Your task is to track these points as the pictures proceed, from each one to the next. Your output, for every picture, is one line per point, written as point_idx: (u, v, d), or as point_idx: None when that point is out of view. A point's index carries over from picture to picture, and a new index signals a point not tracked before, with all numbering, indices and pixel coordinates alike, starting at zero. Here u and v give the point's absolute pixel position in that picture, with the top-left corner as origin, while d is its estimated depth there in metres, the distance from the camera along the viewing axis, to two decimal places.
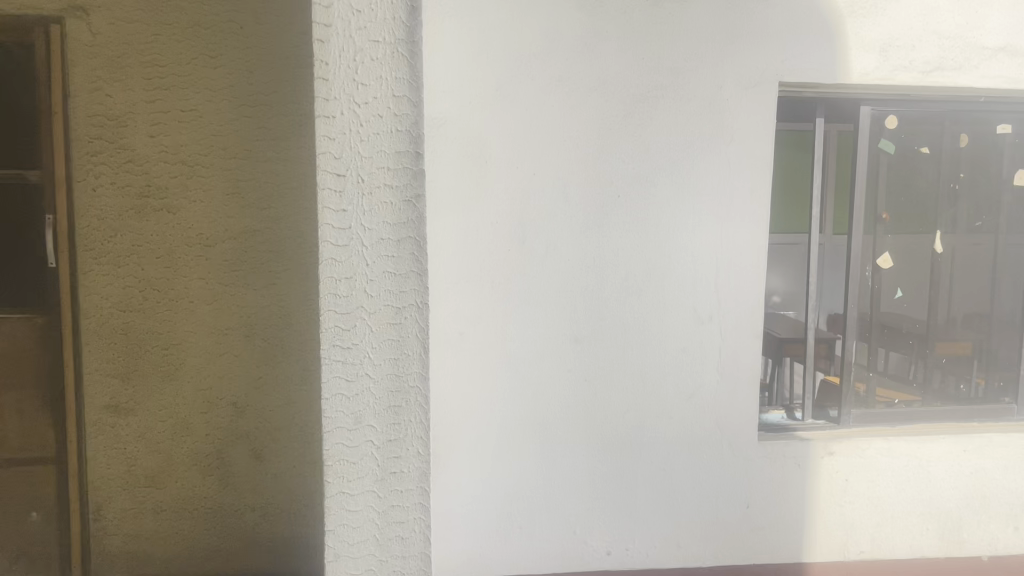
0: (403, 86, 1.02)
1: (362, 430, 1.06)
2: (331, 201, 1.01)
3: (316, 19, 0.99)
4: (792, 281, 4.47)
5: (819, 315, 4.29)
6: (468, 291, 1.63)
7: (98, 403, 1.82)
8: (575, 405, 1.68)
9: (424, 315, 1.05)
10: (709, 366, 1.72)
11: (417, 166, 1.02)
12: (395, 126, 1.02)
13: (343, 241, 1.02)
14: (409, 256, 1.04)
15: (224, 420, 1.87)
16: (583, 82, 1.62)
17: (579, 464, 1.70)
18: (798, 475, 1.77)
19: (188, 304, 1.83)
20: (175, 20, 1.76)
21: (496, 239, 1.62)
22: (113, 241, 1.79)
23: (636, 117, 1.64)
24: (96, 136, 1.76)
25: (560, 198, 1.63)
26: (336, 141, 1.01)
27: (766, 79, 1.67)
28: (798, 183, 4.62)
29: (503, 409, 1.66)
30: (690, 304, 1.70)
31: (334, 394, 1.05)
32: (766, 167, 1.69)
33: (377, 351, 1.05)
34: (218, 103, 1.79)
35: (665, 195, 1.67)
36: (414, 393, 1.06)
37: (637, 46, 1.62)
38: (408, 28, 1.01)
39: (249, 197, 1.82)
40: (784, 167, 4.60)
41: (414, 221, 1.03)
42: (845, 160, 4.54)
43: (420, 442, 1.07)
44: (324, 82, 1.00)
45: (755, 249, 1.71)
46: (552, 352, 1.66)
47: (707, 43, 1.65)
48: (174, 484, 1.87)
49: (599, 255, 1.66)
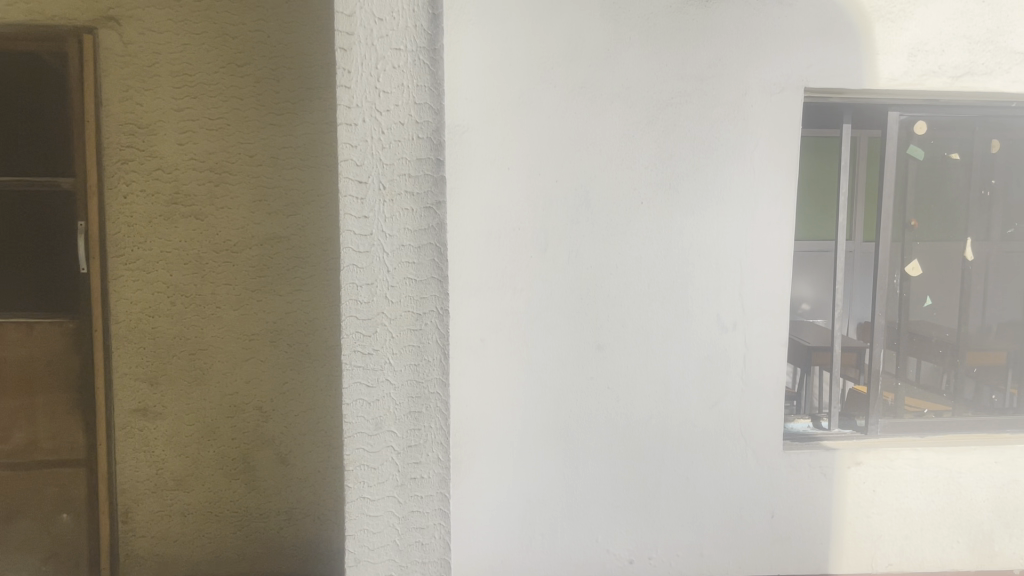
0: (425, 94, 1.02)
1: (382, 436, 1.07)
2: (353, 208, 1.02)
3: (338, 27, 1.00)
4: (822, 287, 4.42)
5: (850, 322, 4.23)
6: (490, 297, 1.62)
7: (128, 407, 1.85)
8: (598, 412, 1.67)
9: (445, 321, 1.06)
10: (733, 374, 1.71)
11: (438, 173, 1.03)
12: (416, 133, 1.02)
13: (364, 247, 1.03)
14: (430, 262, 1.04)
15: (250, 424, 1.89)
16: (606, 88, 1.61)
17: (602, 472, 1.69)
18: (824, 484, 1.75)
19: (216, 309, 1.86)
20: (205, 29, 1.79)
21: (518, 246, 1.62)
22: (143, 247, 1.82)
23: (660, 123, 1.63)
24: (126, 143, 1.79)
25: (583, 205, 1.63)
26: (357, 148, 1.02)
27: (792, 85, 1.65)
28: (828, 188, 4.57)
29: (525, 417, 1.66)
30: (715, 311, 1.69)
31: (355, 400, 1.06)
32: (791, 173, 1.68)
33: (397, 357, 1.06)
34: (246, 111, 1.82)
35: (690, 201, 1.66)
36: (434, 399, 1.07)
37: (660, 52, 1.62)
38: (429, 36, 1.02)
39: (276, 204, 1.84)
40: (813, 172, 4.55)
41: (435, 227, 1.04)
42: (876, 166, 4.48)
43: (440, 448, 1.08)
44: (346, 89, 1.01)
45: (781, 257, 1.69)
46: (574, 360, 1.66)
47: (730, 49, 1.64)
48: (201, 487, 1.89)
49: (623, 262, 1.65)
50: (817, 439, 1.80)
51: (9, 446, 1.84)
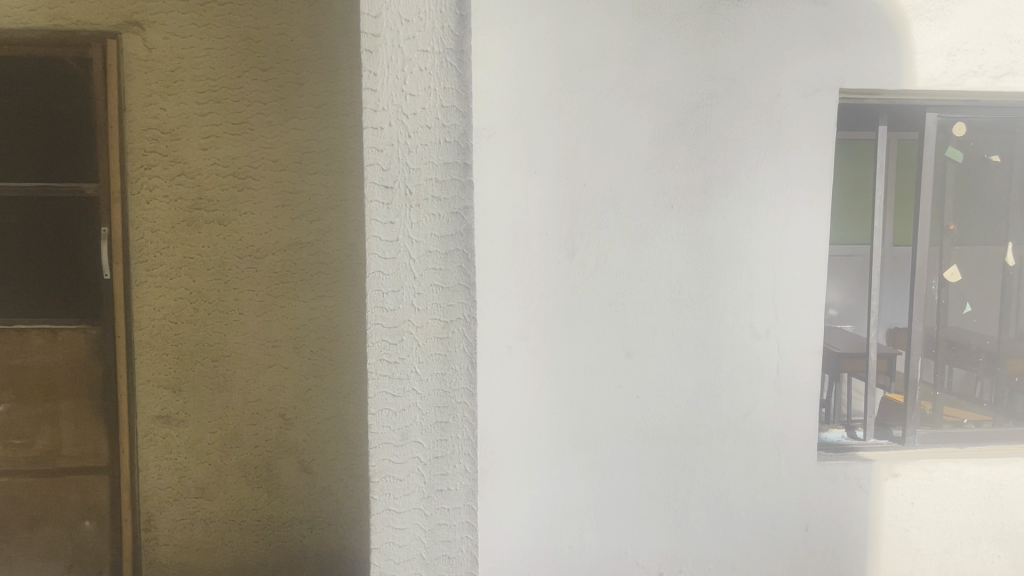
0: (452, 96, 0.99)
1: (408, 446, 1.04)
2: (379, 213, 1.00)
3: (364, 29, 0.98)
4: (851, 292, 4.36)
5: (880, 328, 4.16)
6: (516, 304, 1.59)
7: (151, 413, 1.84)
8: (627, 422, 1.64)
9: (472, 329, 1.03)
10: (765, 383, 1.66)
11: (466, 178, 1.00)
12: (443, 136, 0.99)
13: (390, 253, 1.00)
14: (457, 269, 1.01)
15: (273, 431, 1.87)
16: (636, 90, 1.58)
17: (631, 483, 1.65)
18: (860, 496, 1.70)
19: (239, 315, 1.84)
20: (228, 33, 1.78)
21: (545, 251, 1.58)
22: (167, 252, 1.80)
23: (691, 125, 1.60)
24: (150, 149, 1.78)
25: (611, 210, 1.59)
26: (384, 152, 0.99)
27: (826, 86, 1.61)
28: (858, 192, 4.50)
29: (553, 426, 1.62)
30: (746, 318, 1.65)
31: (381, 410, 1.03)
32: (824, 177, 1.64)
33: (424, 366, 1.03)
34: (269, 116, 1.80)
35: (720, 205, 1.62)
36: (461, 409, 1.04)
37: (691, 54, 1.58)
38: (456, 36, 0.99)
39: (299, 209, 1.82)
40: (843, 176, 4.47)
41: (463, 233, 1.01)
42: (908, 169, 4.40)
43: (467, 459, 1.05)
44: (372, 92, 0.98)
45: (814, 262, 1.65)
46: (602, 368, 1.62)
47: (763, 50, 1.60)
48: (224, 495, 1.88)
49: (652, 269, 1.62)
50: (853, 450, 1.75)
51: (32, 453, 1.83)
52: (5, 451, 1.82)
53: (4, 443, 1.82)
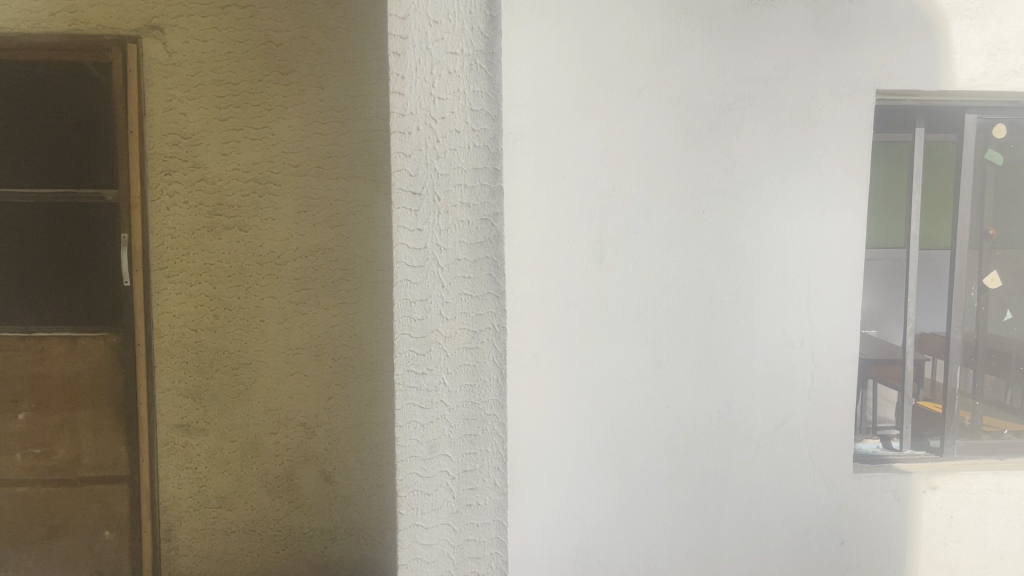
0: (482, 100, 0.96)
1: (436, 460, 1.00)
2: (407, 220, 0.96)
3: (392, 30, 0.94)
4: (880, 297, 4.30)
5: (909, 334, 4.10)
6: (544, 312, 1.55)
7: (171, 422, 1.81)
8: (657, 433, 1.60)
9: (502, 339, 0.99)
10: (800, 392, 1.62)
11: (496, 183, 0.96)
12: (472, 141, 0.96)
13: (418, 261, 0.97)
14: (487, 277, 0.98)
15: (294, 440, 1.84)
16: (666, 92, 1.54)
17: (661, 495, 1.61)
18: (898, 509, 1.66)
19: (260, 323, 1.81)
20: (248, 37, 1.75)
21: (574, 257, 1.55)
22: (187, 259, 1.78)
23: (723, 128, 1.56)
24: (170, 154, 1.75)
25: (640, 215, 1.55)
26: (411, 157, 0.95)
27: (862, 87, 1.57)
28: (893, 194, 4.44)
29: (581, 437, 1.58)
30: (780, 326, 1.60)
31: (408, 422, 0.99)
32: (862, 180, 1.59)
33: (452, 376, 0.99)
34: (290, 120, 1.77)
35: (753, 211, 1.58)
36: (491, 422, 1.00)
37: (722, 55, 1.54)
38: (487, 38, 0.95)
39: (320, 215, 1.79)
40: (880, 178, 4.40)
41: (493, 240, 0.97)
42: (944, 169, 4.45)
43: (497, 473, 1.01)
44: (400, 95, 0.95)
45: (851, 268, 1.61)
46: (632, 377, 1.58)
47: (797, 50, 1.56)
48: (244, 504, 1.85)
49: (684, 275, 1.57)
50: (889, 462, 1.71)
51: (52, 462, 1.80)
52: (25, 459, 1.80)
53: (23, 451, 1.80)
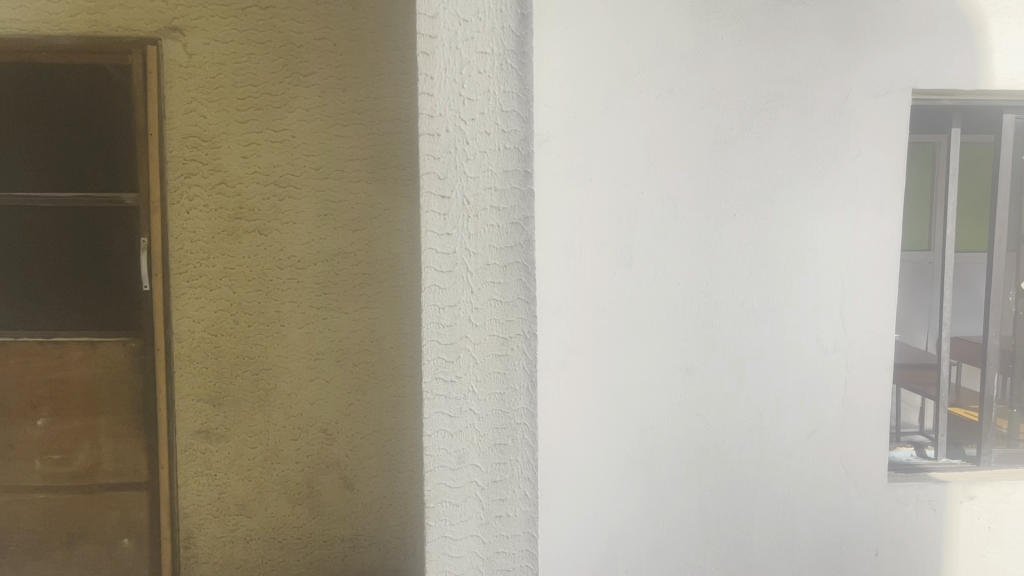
0: (512, 100, 0.92)
1: (466, 470, 0.97)
2: (435, 224, 0.93)
3: (420, 29, 0.91)
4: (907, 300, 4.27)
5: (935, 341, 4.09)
6: (571, 317, 1.52)
7: (190, 428, 1.79)
8: (687, 441, 1.58)
9: (533, 346, 0.95)
10: (833, 401, 1.62)
11: (526, 187, 0.93)
12: (502, 143, 0.93)
13: (447, 266, 0.94)
14: (516, 282, 0.94)
15: (315, 447, 1.82)
16: (696, 92, 1.53)
17: (690, 505, 1.60)
18: (934, 519, 1.67)
19: (280, 328, 1.79)
20: (267, 38, 1.72)
21: (602, 262, 1.53)
22: (206, 263, 1.76)
23: (754, 130, 1.56)
24: (190, 157, 1.73)
25: (670, 218, 1.55)
26: (441, 160, 0.92)
27: (897, 86, 1.58)
28: None
29: (608, 445, 1.56)
30: (813, 333, 1.60)
31: (436, 430, 0.96)
32: (897, 181, 1.60)
33: (481, 384, 0.96)
34: (311, 122, 1.75)
35: (786, 214, 1.58)
36: (521, 430, 0.97)
37: (754, 54, 1.54)
38: (518, 37, 0.92)
39: (341, 218, 1.77)
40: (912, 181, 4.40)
41: (523, 244, 0.94)
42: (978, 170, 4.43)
43: (527, 484, 0.98)
44: (428, 96, 0.91)
45: (885, 273, 1.62)
46: (662, 383, 1.57)
47: (830, 49, 1.56)
48: (264, 511, 1.82)
49: (715, 279, 1.57)
50: (925, 471, 1.72)
51: (71, 469, 1.78)
52: (44, 466, 1.78)
53: (42, 458, 1.78)
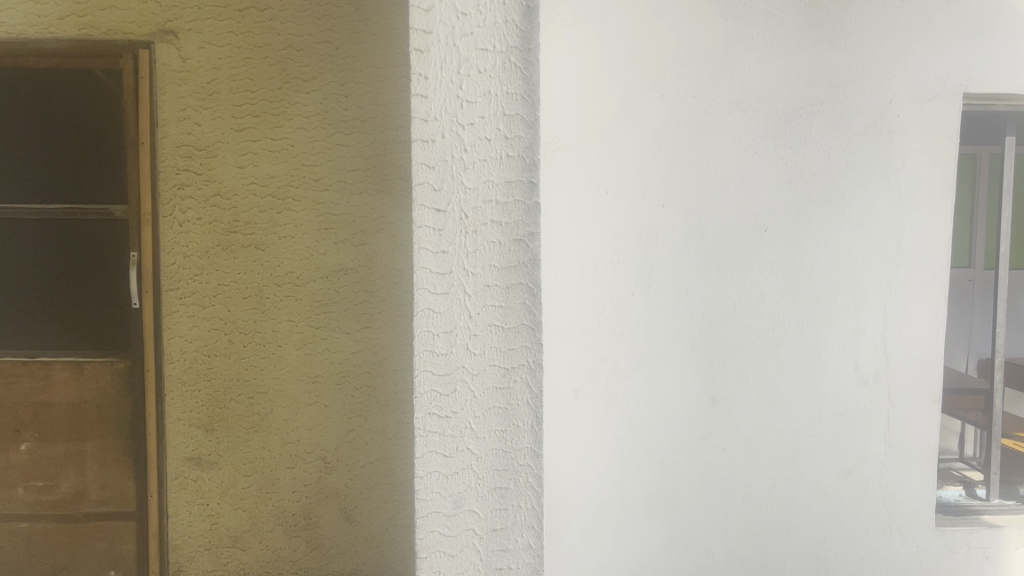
0: (516, 103, 0.80)
1: (462, 516, 0.84)
2: (428, 240, 0.80)
3: (414, 24, 0.78)
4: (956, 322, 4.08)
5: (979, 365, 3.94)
6: (582, 342, 1.43)
7: (182, 455, 1.68)
8: (712, 477, 1.48)
9: (538, 378, 0.83)
10: (874, 434, 1.51)
11: (532, 199, 0.80)
12: (504, 150, 0.80)
13: (441, 287, 0.81)
14: (520, 306, 0.81)
15: (313, 476, 1.70)
16: (724, 97, 1.43)
17: (715, 547, 1.50)
18: (987, 567, 1.57)
19: (277, 348, 1.68)
20: (266, 42, 1.62)
21: (618, 281, 1.43)
22: (200, 280, 1.65)
23: (789, 136, 1.45)
24: (183, 167, 1.63)
25: (693, 233, 1.44)
26: (436, 169, 0.79)
27: (947, 90, 1.47)
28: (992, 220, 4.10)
29: (626, 482, 1.47)
30: (853, 360, 1.49)
31: (430, 472, 0.83)
32: (946, 195, 1.48)
33: (480, 421, 0.83)
34: (311, 131, 1.64)
35: (822, 230, 1.47)
36: (524, 473, 0.84)
37: (787, 55, 1.43)
38: (523, 32, 0.80)
39: (342, 232, 1.66)
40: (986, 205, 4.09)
41: (528, 264, 0.81)
42: None
43: (532, 533, 0.85)
44: (422, 98, 0.79)
45: (932, 295, 1.50)
46: (686, 415, 1.46)
47: (875, 49, 1.45)
48: (259, 544, 1.70)
49: (744, 302, 1.46)
50: (976, 513, 1.62)
51: (55, 496, 1.68)
52: (27, 493, 1.68)
53: (25, 485, 1.67)
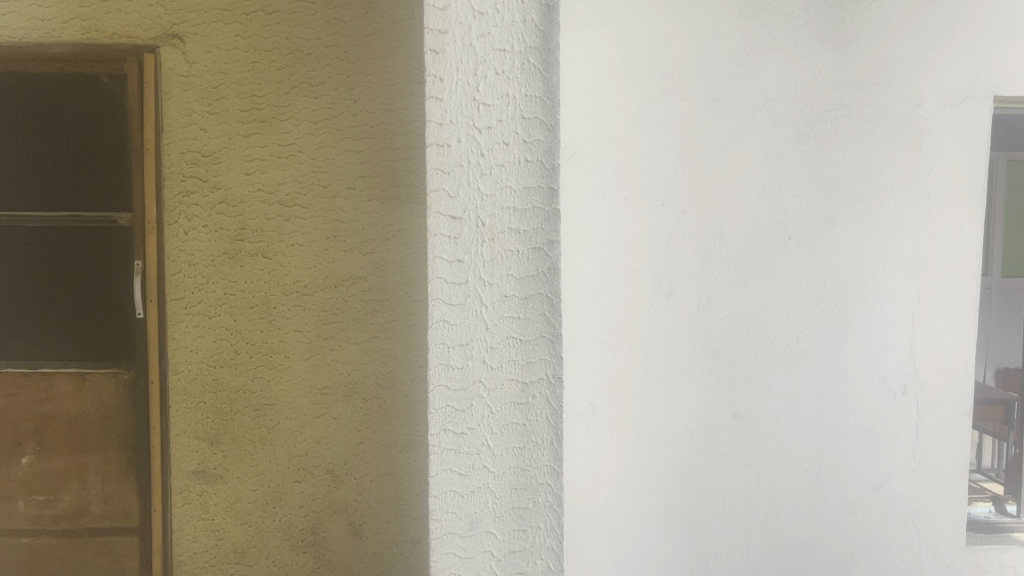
0: (535, 106, 0.75)
1: (478, 538, 0.79)
2: (444, 249, 0.76)
3: (428, 23, 0.74)
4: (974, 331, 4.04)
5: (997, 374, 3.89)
6: (600, 354, 1.39)
7: (186, 469, 1.64)
8: (733, 493, 1.43)
9: (558, 394, 0.78)
10: (902, 449, 1.47)
11: (551, 206, 0.76)
12: (523, 155, 0.75)
13: (457, 298, 0.76)
14: (539, 317, 0.77)
15: (321, 490, 1.65)
16: (746, 101, 1.38)
17: (737, 565, 1.45)
18: None
19: (284, 359, 1.63)
20: (273, 46, 1.58)
21: (636, 291, 1.39)
22: (205, 289, 1.61)
23: (813, 141, 1.40)
24: (188, 174, 1.59)
25: (714, 241, 1.40)
26: (451, 174, 0.75)
27: (977, 92, 1.43)
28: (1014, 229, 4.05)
29: (644, 497, 1.42)
30: (881, 373, 1.45)
31: (444, 491, 0.78)
32: (979, 201, 1.44)
33: (497, 439, 0.78)
34: (319, 137, 1.60)
35: (848, 238, 1.43)
36: (543, 493, 0.79)
37: (812, 58, 1.39)
38: (543, 31, 0.75)
39: (351, 240, 1.62)
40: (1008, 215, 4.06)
41: (547, 273, 0.76)
42: None
43: (552, 555, 0.80)
44: (437, 101, 0.74)
45: (963, 305, 1.46)
46: (705, 429, 1.42)
47: (901, 51, 1.41)
48: (265, 560, 1.66)
49: (767, 312, 1.42)
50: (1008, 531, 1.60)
51: (57, 511, 1.64)
52: (28, 507, 1.64)
53: (26, 499, 1.63)
